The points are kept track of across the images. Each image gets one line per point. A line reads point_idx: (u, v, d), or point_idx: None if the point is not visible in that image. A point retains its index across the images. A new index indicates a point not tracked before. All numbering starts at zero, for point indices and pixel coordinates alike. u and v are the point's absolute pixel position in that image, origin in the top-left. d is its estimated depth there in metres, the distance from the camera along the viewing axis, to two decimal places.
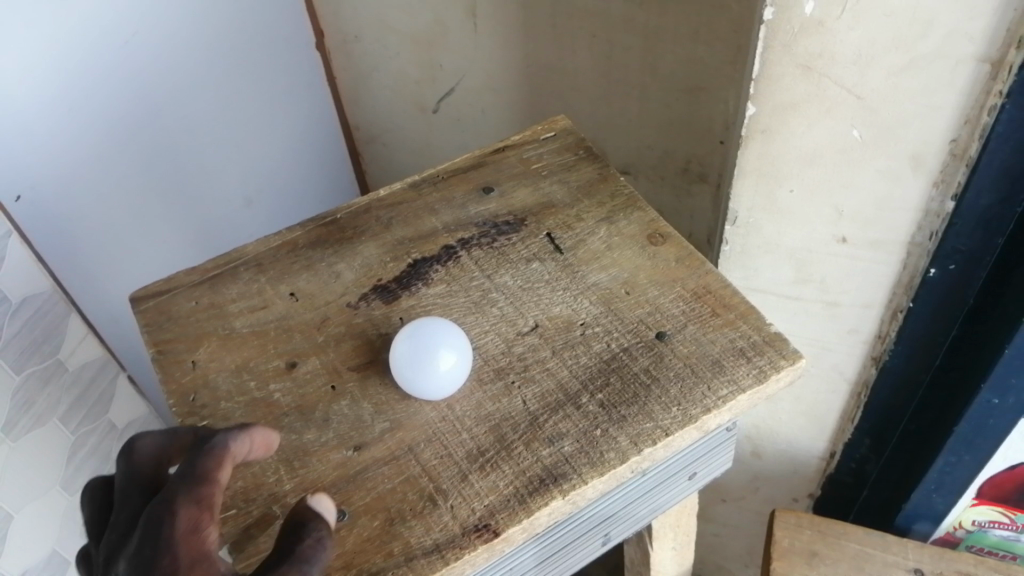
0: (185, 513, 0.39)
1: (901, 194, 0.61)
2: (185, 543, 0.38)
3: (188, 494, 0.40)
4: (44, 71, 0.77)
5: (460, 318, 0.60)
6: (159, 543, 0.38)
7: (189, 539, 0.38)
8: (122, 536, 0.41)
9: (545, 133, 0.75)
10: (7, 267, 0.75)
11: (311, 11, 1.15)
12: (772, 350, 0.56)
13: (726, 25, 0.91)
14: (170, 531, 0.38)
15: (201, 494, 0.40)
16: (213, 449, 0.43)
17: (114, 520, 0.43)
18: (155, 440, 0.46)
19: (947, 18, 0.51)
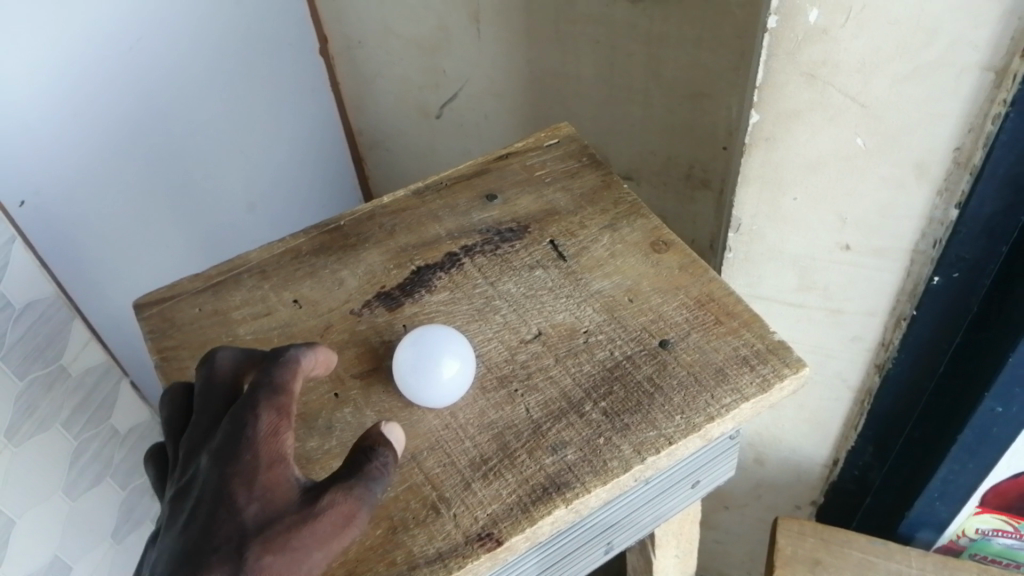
0: (266, 419, 0.46)
1: (904, 202, 0.61)
2: (266, 444, 0.46)
3: (268, 402, 0.47)
4: (48, 78, 0.77)
5: (463, 326, 0.60)
6: (245, 442, 0.46)
7: (268, 441, 0.46)
8: (208, 432, 0.49)
9: (548, 140, 0.75)
10: (11, 272, 0.75)
11: (314, 16, 1.15)
12: (776, 358, 0.56)
13: (729, 32, 0.91)
14: (254, 433, 0.46)
15: (279, 403, 0.47)
16: (289, 364, 0.49)
17: (197, 418, 0.50)
18: (234, 352, 0.53)
19: (950, 27, 0.51)
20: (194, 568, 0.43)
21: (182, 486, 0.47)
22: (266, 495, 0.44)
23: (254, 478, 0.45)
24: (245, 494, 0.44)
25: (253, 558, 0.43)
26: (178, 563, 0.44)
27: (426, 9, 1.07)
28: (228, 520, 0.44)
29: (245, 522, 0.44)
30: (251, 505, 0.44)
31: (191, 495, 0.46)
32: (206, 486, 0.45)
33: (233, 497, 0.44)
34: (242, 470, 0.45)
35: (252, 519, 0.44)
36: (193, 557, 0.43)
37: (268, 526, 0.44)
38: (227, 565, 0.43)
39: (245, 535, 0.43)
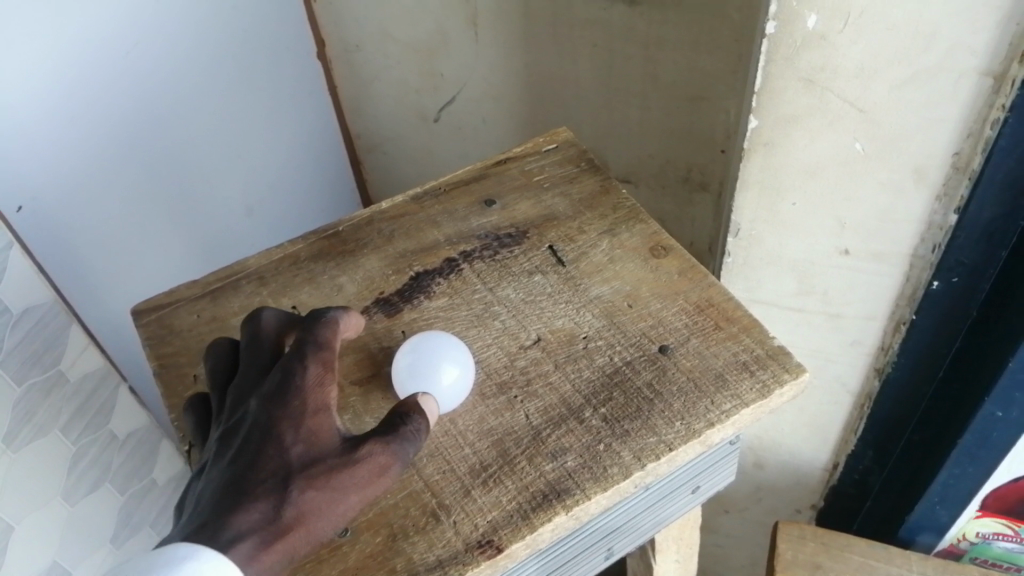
0: (314, 370, 0.50)
1: (903, 207, 0.61)
2: (313, 392, 0.49)
3: (316, 357, 0.50)
4: (45, 83, 0.77)
5: (462, 332, 0.60)
6: (294, 389, 0.49)
7: (316, 391, 0.49)
8: (252, 380, 0.52)
9: (546, 144, 0.75)
10: (9, 278, 0.75)
11: (312, 20, 1.15)
12: (775, 363, 0.56)
13: (727, 34, 0.91)
14: (303, 382, 0.49)
15: (326, 359, 0.51)
16: (335, 327, 0.53)
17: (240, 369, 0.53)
18: (279, 317, 0.56)
19: (949, 32, 0.51)
20: (240, 496, 0.45)
21: (227, 428, 0.49)
22: (311, 438, 0.47)
23: (302, 421, 0.48)
24: (293, 434, 0.47)
25: (297, 492, 0.45)
26: (223, 492, 0.46)
27: (424, 13, 1.07)
28: (274, 456, 0.46)
29: (291, 459, 0.46)
30: (297, 445, 0.47)
31: (237, 435, 0.49)
32: (254, 425, 0.48)
33: (281, 436, 0.47)
34: (291, 412, 0.48)
35: (297, 458, 0.46)
36: (239, 486, 0.46)
37: (312, 465, 0.46)
38: (272, 497, 0.45)
39: (291, 470, 0.46)
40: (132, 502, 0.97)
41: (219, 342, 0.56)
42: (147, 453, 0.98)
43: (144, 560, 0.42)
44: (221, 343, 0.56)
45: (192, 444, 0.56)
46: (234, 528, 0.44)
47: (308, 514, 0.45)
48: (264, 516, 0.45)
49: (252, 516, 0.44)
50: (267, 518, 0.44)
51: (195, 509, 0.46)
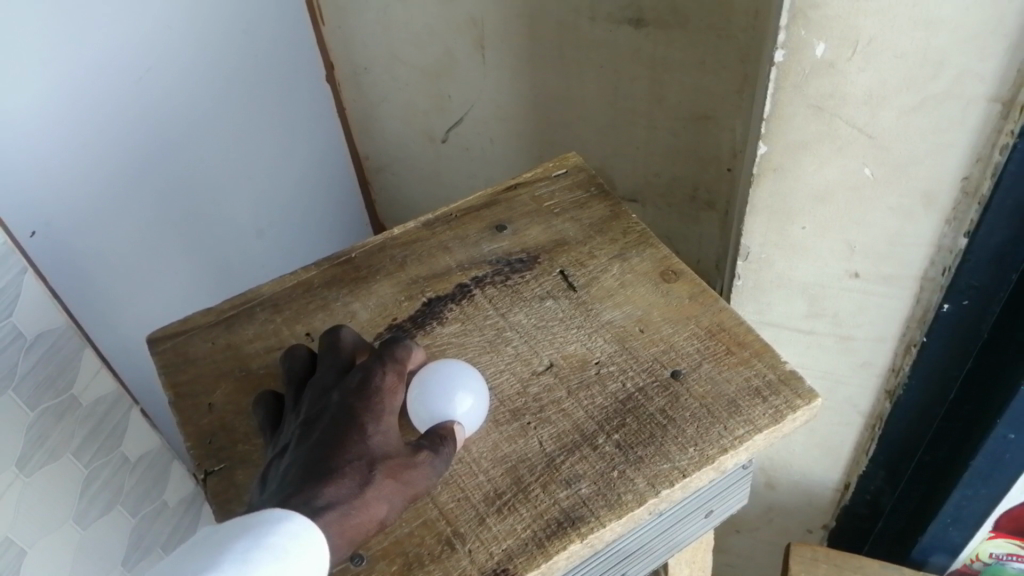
0: (389, 377, 0.52)
1: (913, 231, 0.62)
2: (390, 395, 0.51)
3: (393, 364, 0.52)
4: (57, 110, 0.78)
5: (475, 358, 0.60)
6: (374, 388, 0.50)
7: (390, 393, 0.51)
8: (332, 380, 0.53)
9: (556, 170, 0.75)
10: (23, 303, 0.76)
11: (322, 45, 1.16)
12: (788, 389, 0.56)
13: (732, 55, 0.92)
14: (381, 383, 0.51)
15: (401, 370, 0.53)
16: (409, 345, 0.55)
17: (317, 372, 0.54)
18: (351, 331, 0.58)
19: (957, 60, 0.51)
20: (328, 471, 0.46)
21: (308, 416, 0.51)
22: (388, 432, 0.49)
23: (381, 416, 0.49)
24: (374, 425, 0.49)
25: (378, 476, 0.47)
26: (309, 468, 0.46)
27: (432, 36, 1.08)
28: (359, 442, 0.48)
29: (372, 447, 0.48)
30: (377, 435, 0.48)
31: (318, 423, 0.50)
32: (337, 414, 0.49)
33: (364, 424, 0.48)
34: (373, 406, 0.49)
35: (376, 446, 0.48)
36: (325, 463, 0.46)
37: (388, 456, 0.48)
38: (358, 477, 0.46)
39: (374, 457, 0.47)
40: (144, 522, 0.97)
41: (295, 348, 0.58)
42: (157, 475, 0.98)
43: (241, 522, 0.43)
44: (297, 349, 0.58)
45: (207, 473, 0.56)
46: (324, 497, 0.45)
47: (383, 497, 0.47)
48: (349, 491, 0.46)
49: (339, 491, 0.45)
50: (352, 493, 0.46)
51: (282, 481, 0.46)
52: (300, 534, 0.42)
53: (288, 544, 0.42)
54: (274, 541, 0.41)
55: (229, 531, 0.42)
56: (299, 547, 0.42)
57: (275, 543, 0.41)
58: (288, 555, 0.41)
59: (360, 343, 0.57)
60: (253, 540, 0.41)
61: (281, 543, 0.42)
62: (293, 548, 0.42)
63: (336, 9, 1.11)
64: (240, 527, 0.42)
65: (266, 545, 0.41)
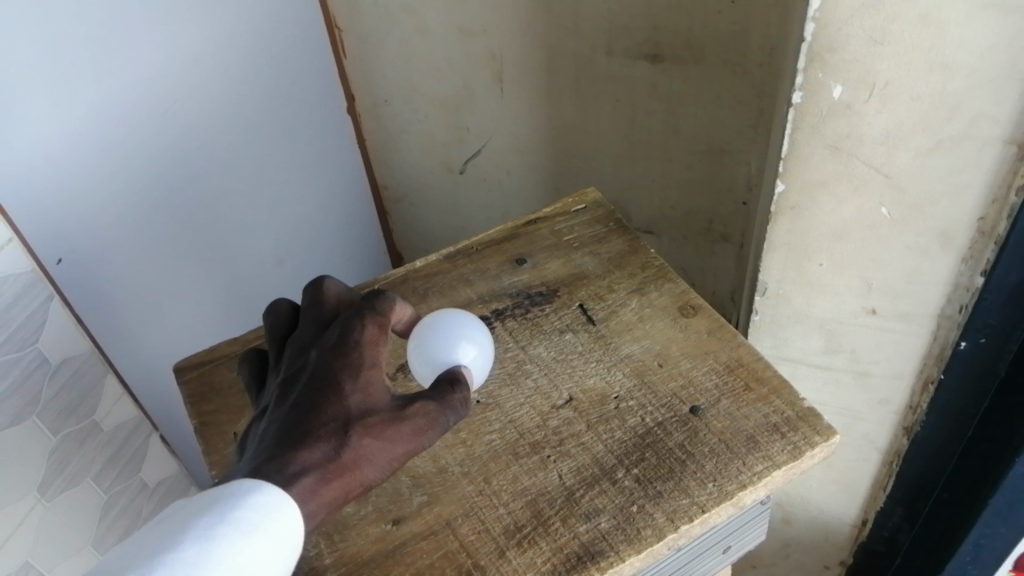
0: (370, 330, 0.51)
1: (930, 269, 0.62)
2: (370, 349, 0.50)
3: (373, 317, 0.51)
4: (85, 141, 0.80)
5: (496, 391, 0.61)
6: (352, 343, 0.50)
7: (371, 348, 0.50)
8: (313, 336, 0.53)
9: (575, 205, 0.76)
10: (48, 329, 0.78)
11: (343, 78, 1.18)
12: (806, 425, 0.56)
13: (748, 90, 0.94)
14: (360, 337, 0.50)
15: (383, 322, 0.52)
16: (393, 297, 0.54)
17: (300, 327, 0.55)
18: (337, 282, 0.58)
19: (972, 103, 0.52)
20: (302, 437, 0.46)
21: (288, 375, 0.51)
22: (368, 390, 0.49)
23: (359, 372, 0.49)
24: (351, 384, 0.49)
25: (355, 437, 0.47)
26: (284, 432, 0.47)
27: (451, 69, 1.10)
28: (335, 403, 0.48)
29: (349, 408, 0.48)
30: (354, 395, 0.48)
31: (296, 383, 0.50)
32: (314, 374, 0.49)
33: (341, 384, 0.48)
34: (350, 364, 0.49)
35: (354, 406, 0.48)
36: (301, 427, 0.47)
37: (367, 415, 0.48)
38: (332, 440, 0.46)
39: (350, 417, 0.47)
40: None
41: (278, 302, 0.58)
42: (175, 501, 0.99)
43: (213, 493, 0.43)
44: (280, 304, 0.58)
45: None
46: (296, 464, 0.45)
47: (363, 458, 0.47)
48: (324, 456, 0.46)
49: (313, 456, 0.46)
50: (326, 457, 0.46)
51: (259, 446, 0.47)
52: (267, 505, 0.43)
53: (254, 516, 0.42)
54: (245, 516, 0.42)
55: (200, 502, 0.43)
56: (266, 519, 0.42)
57: (241, 517, 0.42)
58: (258, 530, 0.42)
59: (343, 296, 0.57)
60: (223, 515, 0.42)
61: (252, 518, 0.42)
62: (263, 522, 0.42)
63: (358, 42, 1.13)
64: (206, 503, 0.43)
65: (235, 520, 0.42)
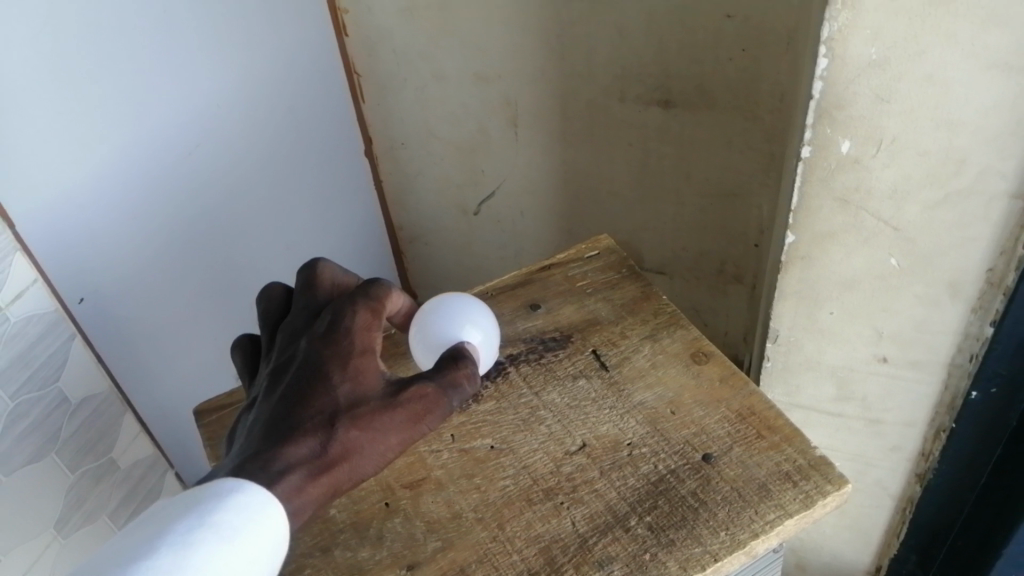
0: (361, 316, 0.53)
1: (940, 319, 0.63)
2: (361, 336, 0.52)
3: (366, 303, 0.53)
4: (110, 185, 0.81)
5: (510, 436, 0.62)
6: (343, 330, 0.52)
7: (362, 334, 0.52)
8: (305, 323, 0.55)
9: (589, 251, 0.78)
10: (69, 369, 0.79)
11: (361, 121, 1.21)
12: (818, 474, 0.57)
13: (759, 136, 0.95)
14: (351, 323, 0.52)
15: (375, 307, 0.53)
16: (388, 284, 0.55)
17: (293, 314, 0.56)
18: (332, 267, 0.59)
19: (978, 159, 0.53)
20: (289, 430, 0.48)
21: (279, 365, 0.53)
22: (358, 380, 0.50)
23: (349, 361, 0.51)
24: (340, 374, 0.50)
25: (343, 429, 0.48)
26: (272, 426, 0.48)
27: (467, 113, 1.12)
28: (323, 394, 0.49)
29: (338, 398, 0.49)
30: (344, 385, 0.50)
31: (286, 373, 0.52)
32: (304, 363, 0.51)
33: (330, 374, 0.50)
34: (340, 352, 0.51)
35: (344, 396, 0.49)
36: (288, 420, 0.48)
37: (356, 405, 0.49)
38: (319, 433, 0.48)
39: (338, 408, 0.49)
40: None
41: (272, 287, 0.60)
42: None
43: (195, 494, 0.44)
44: (274, 288, 0.60)
45: None
46: (282, 460, 0.46)
47: (352, 450, 0.48)
48: (311, 451, 0.47)
49: (299, 450, 0.47)
50: (313, 452, 0.47)
51: (247, 439, 0.49)
52: (247, 508, 0.44)
53: (233, 519, 0.43)
54: (225, 519, 0.43)
55: (182, 503, 0.44)
56: (246, 521, 0.43)
57: (219, 520, 0.43)
58: (237, 534, 0.43)
59: (336, 284, 0.58)
60: (203, 518, 0.43)
61: (232, 522, 0.43)
62: (243, 525, 0.43)
63: (375, 87, 1.16)
64: (186, 507, 0.44)
65: (215, 524, 0.43)
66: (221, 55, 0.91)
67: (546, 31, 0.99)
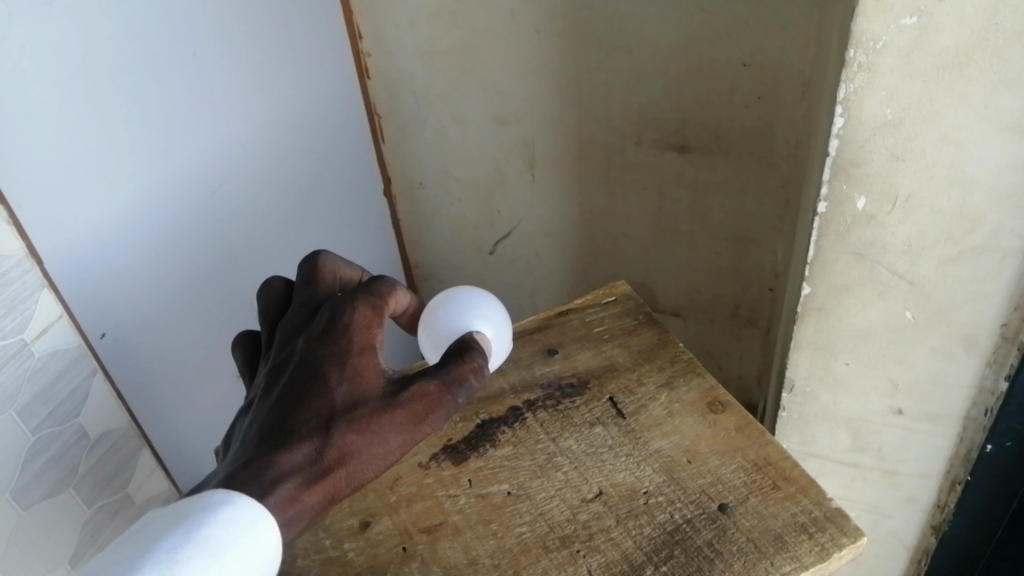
0: (361, 312, 0.52)
1: (955, 371, 0.64)
2: (360, 333, 0.52)
3: (367, 299, 0.53)
4: (137, 223, 0.82)
5: (527, 482, 0.63)
6: (342, 328, 0.52)
7: (362, 331, 0.52)
8: (304, 320, 0.55)
9: (606, 297, 0.79)
10: (89, 404, 0.80)
11: (381, 162, 1.23)
12: (834, 526, 0.57)
13: (774, 181, 0.97)
14: (350, 321, 0.52)
15: (377, 304, 0.53)
16: (391, 281, 0.55)
17: (293, 310, 0.57)
18: (335, 259, 0.60)
19: (992, 217, 0.55)
20: (286, 437, 0.48)
21: (277, 365, 0.53)
22: (356, 381, 0.50)
23: (346, 362, 0.51)
24: (337, 375, 0.50)
25: (339, 434, 0.48)
26: (268, 430, 0.49)
27: (485, 154, 1.14)
28: (320, 397, 0.49)
29: (335, 401, 0.49)
30: (341, 387, 0.50)
31: (284, 373, 0.52)
32: (301, 364, 0.51)
33: (327, 376, 0.50)
34: (337, 353, 0.51)
35: (341, 399, 0.50)
36: (284, 425, 0.49)
37: (353, 408, 0.49)
38: (315, 439, 0.48)
39: (334, 412, 0.49)
40: None
41: (274, 282, 0.62)
42: None
43: (183, 509, 0.45)
44: (274, 283, 0.61)
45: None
46: (277, 469, 0.47)
47: (349, 454, 0.48)
48: (307, 457, 0.48)
49: (295, 457, 0.48)
50: (309, 459, 0.48)
51: (243, 443, 0.50)
52: (236, 524, 0.44)
53: (221, 534, 0.43)
54: (212, 536, 0.43)
55: (169, 520, 0.44)
56: (234, 536, 0.44)
57: (207, 536, 0.43)
58: (225, 551, 0.43)
59: (338, 278, 0.60)
60: (190, 534, 0.43)
61: (220, 538, 0.43)
62: (231, 540, 0.43)
63: (396, 128, 1.18)
64: (173, 523, 0.44)
65: (203, 540, 0.43)
66: (248, 98, 0.93)
67: (564, 77, 1.01)
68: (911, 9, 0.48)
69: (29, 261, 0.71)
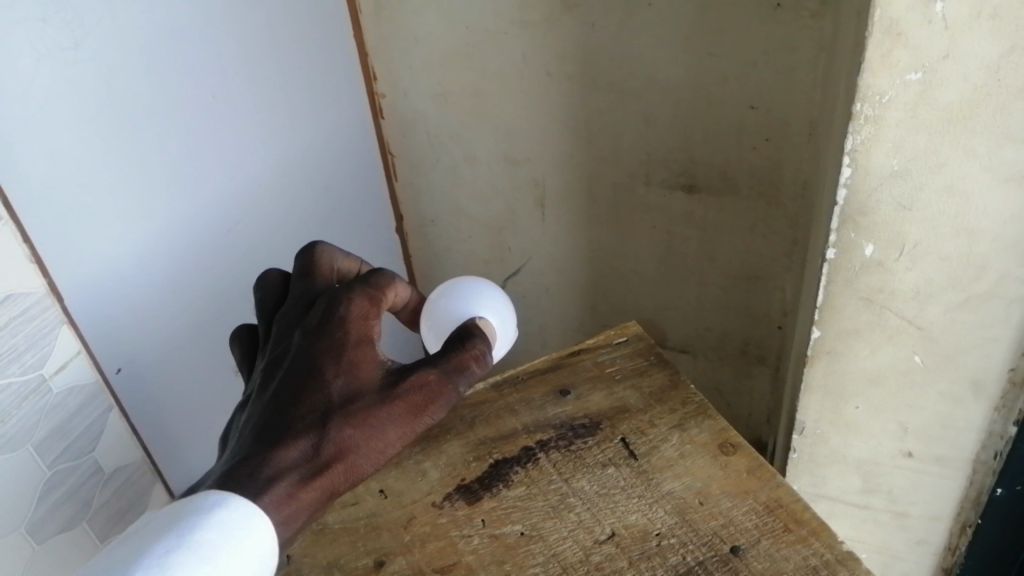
0: (357, 303, 0.51)
1: (963, 415, 0.64)
2: (356, 325, 0.51)
3: (364, 290, 0.52)
4: (155, 261, 0.84)
5: (540, 523, 0.63)
6: (337, 321, 0.51)
7: (359, 323, 0.51)
8: (300, 312, 0.54)
9: (617, 338, 0.80)
10: (105, 440, 0.81)
11: (394, 201, 1.25)
12: (845, 569, 0.57)
13: (782, 221, 0.98)
14: (346, 312, 0.51)
15: (374, 295, 0.52)
16: (389, 274, 0.54)
17: (289, 301, 0.56)
18: (331, 250, 0.59)
19: (998, 267, 0.56)
20: (282, 433, 0.48)
21: (272, 358, 0.52)
22: (353, 374, 0.50)
23: (342, 355, 0.50)
24: (334, 368, 0.49)
25: (336, 430, 0.48)
26: (264, 427, 0.48)
27: (496, 192, 1.16)
28: (317, 391, 0.49)
29: (332, 397, 0.49)
30: (338, 381, 0.49)
31: (279, 366, 0.51)
32: (297, 357, 0.50)
33: (322, 371, 0.49)
34: (333, 346, 0.50)
35: (338, 394, 0.49)
36: (280, 421, 0.48)
37: (350, 402, 0.49)
38: (311, 435, 0.48)
39: (331, 407, 0.48)
40: None
41: (270, 273, 0.60)
42: None
43: (178, 511, 0.45)
44: (270, 274, 0.60)
45: None
46: (273, 467, 0.47)
47: (347, 449, 0.48)
48: (304, 454, 0.48)
49: (291, 454, 0.47)
50: (305, 455, 0.47)
51: (240, 439, 0.49)
52: (228, 526, 0.44)
53: (212, 538, 0.44)
54: (204, 539, 0.44)
55: (162, 523, 0.45)
56: (225, 538, 0.44)
57: (198, 540, 0.44)
58: (218, 553, 0.44)
59: (335, 269, 0.58)
60: (183, 538, 0.44)
61: (211, 541, 0.44)
62: (223, 543, 0.44)
63: (408, 166, 1.20)
64: (167, 525, 0.45)
65: (195, 544, 0.44)
66: (264, 140, 0.95)
67: (574, 118, 1.03)
68: (915, 65, 0.49)
69: (50, 298, 0.73)
